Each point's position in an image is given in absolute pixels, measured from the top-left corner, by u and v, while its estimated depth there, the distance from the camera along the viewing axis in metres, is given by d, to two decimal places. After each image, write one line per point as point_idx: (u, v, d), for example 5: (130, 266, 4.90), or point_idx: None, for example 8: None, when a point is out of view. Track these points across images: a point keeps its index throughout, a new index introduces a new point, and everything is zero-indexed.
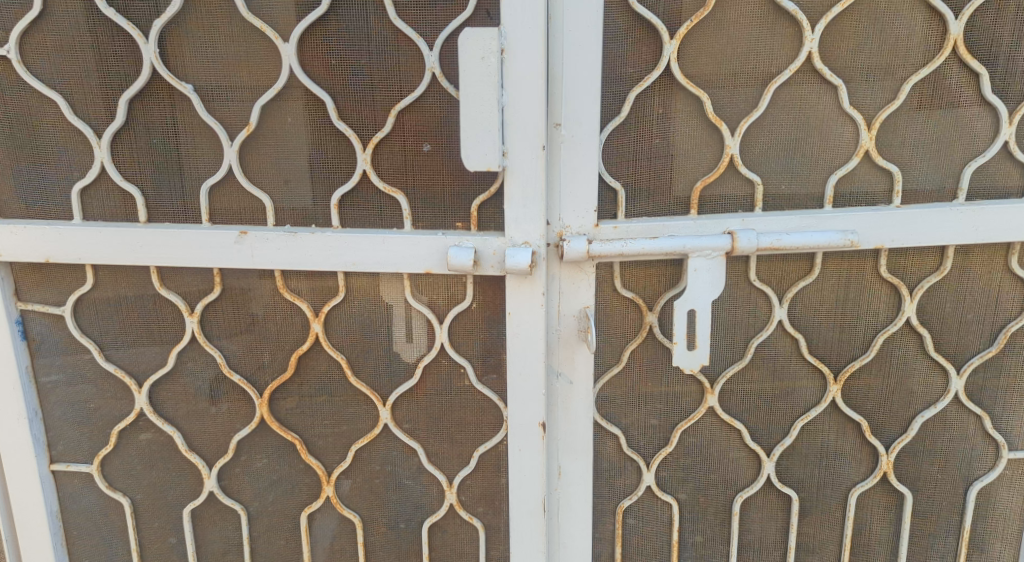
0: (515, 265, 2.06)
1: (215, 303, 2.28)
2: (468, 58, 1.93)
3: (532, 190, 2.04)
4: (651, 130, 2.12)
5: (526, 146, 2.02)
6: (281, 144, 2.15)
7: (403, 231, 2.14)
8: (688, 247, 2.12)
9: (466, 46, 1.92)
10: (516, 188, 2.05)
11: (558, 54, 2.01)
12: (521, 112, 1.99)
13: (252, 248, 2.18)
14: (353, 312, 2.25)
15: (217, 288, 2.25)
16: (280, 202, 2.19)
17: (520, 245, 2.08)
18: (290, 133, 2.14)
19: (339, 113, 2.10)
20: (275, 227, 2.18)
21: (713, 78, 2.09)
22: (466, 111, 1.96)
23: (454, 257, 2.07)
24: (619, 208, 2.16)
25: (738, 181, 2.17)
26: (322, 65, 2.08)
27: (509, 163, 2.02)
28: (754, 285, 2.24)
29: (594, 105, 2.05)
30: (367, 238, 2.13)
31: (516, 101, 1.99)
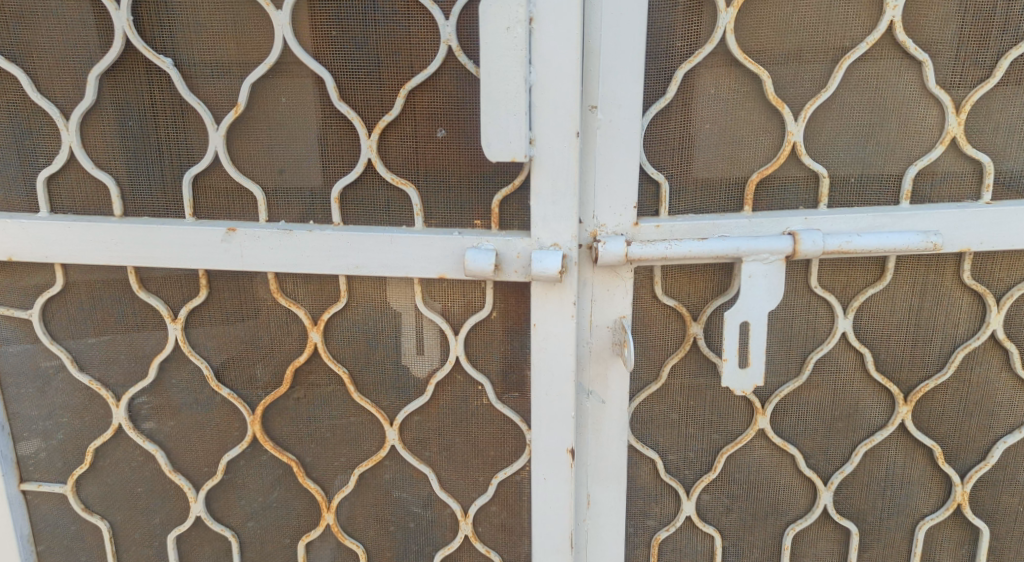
0: (543, 272, 1.77)
1: (201, 309, 2.01)
2: (491, 29, 1.63)
3: (564, 184, 1.76)
4: (700, 114, 1.84)
5: (558, 133, 1.72)
6: (274, 128, 1.87)
7: (414, 230, 1.86)
8: (743, 250, 1.84)
9: (488, 14, 1.62)
10: (544, 182, 1.76)
11: (596, 24, 1.71)
12: (552, 93, 1.69)
13: (241, 247, 1.90)
14: (357, 321, 1.98)
15: (202, 291, 1.98)
16: (274, 195, 1.91)
17: (548, 247, 1.80)
18: (284, 116, 1.86)
19: (340, 94, 1.81)
20: (268, 223, 1.91)
21: (775, 52, 1.79)
22: (488, 91, 1.66)
23: (472, 260, 1.79)
24: (662, 203, 1.88)
25: (801, 172, 1.87)
26: (321, 37, 1.79)
27: (537, 152, 1.73)
28: (815, 292, 1.95)
29: (637, 84, 1.75)
30: (373, 237, 1.85)
31: (547, 79, 1.69)
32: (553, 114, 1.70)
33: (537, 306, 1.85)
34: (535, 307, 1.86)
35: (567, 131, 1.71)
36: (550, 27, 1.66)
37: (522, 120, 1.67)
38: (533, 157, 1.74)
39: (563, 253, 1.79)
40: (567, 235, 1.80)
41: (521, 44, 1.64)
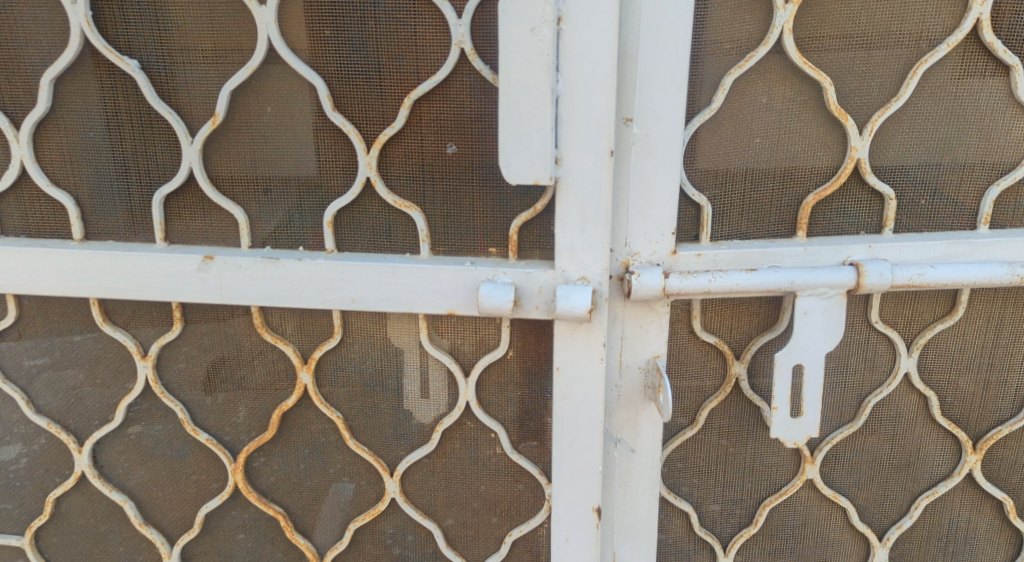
0: (569, 311, 1.53)
1: (175, 345, 1.76)
2: (512, 29, 1.38)
3: (595, 209, 1.51)
4: (750, 126, 1.59)
5: (588, 150, 1.47)
6: (257, 142, 1.62)
7: (419, 258, 1.62)
8: (798, 283, 1.60)
9: (509, 12, 1.37)
10: (572, 207, 1.51)
11: (633, 23, 1.46)
12: (583, 105, 1.44)
13: (219, 278, 1.65)
14: (353, 359, 1.74)
15: (176, 325, 1.72)
16: (258, 217, 1.66)
17: (575, 281, 1.55)
18: (269, 126, 1.60)
19: (334, 103, 1.56)
20: (251, 250, 1.66)
21: (840, 56, 1.55)
22: (508, 103, 1.41)
23: (487, 297, 1.54)
24: (704, 228, 1.64)
25: (864, 194, 1.63)
26: (311, 37, 1.53)
27: (564, 173, 1.48)
28: (875, 328, 1.71)
29: (680, 93, 1.50)
30: (372, 268, 1.61)
31: (578, 88, 1.43)
32: (583, 130, 1.45)
33: (560, 348, 1.60)
34: (558, 349, 1.61)
35: (599, 149, 1.46)
36: (582, 27, 1.40)
37: (548, 136, 1.43)
38: (559, 178, 1.49)
39: (592, 289, 1.54)
40: (597, 267, 1.55)
41: (548, 47, 1.39)
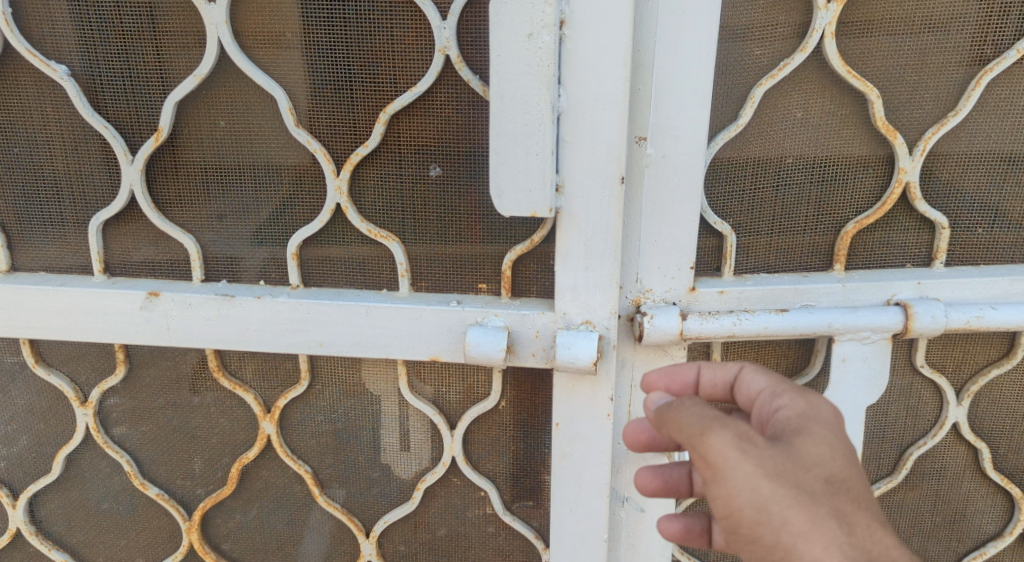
0: (571, 362, 1.31)
1: (119, 389, 1.53)
2: (505, 34, 1.15)
3: (602, 244, 1.29)
4: (783, 144, 1.37)
5: (595, 176, 1.25)
6: (210, 160, 1.38)
7: (397, 297, 1.40)
8: (836, 326, 1.38)
9: (502, 14, 1.14)
10: (574, 241, 1.29)
11: (649, 27, 1.24)
12: (589, 123, 1.22)
13: (166, 316, 1.41)
14: (324, 406, 1.52)
15: (120, 369, 1.50)
16: (211, 246, 1.43)
17: (578, 326, 1.34)
18: (222, 143, 1.37)
19: (298, 118, 1.33)
20: (203, 285, 1.43)
21: (891, 63, 1.33)
22: (501, 122, 1.19)
23: (475, 344, 1.32)
24: (727, 260, 1.42)
25: (911, 221, 1.42)
26: (270, 41, 1.30)
27: (566, 203, 1.26)
28: (921, 373, 1.50)
29: (704, 108, 1.28)
30: (343, 307, 1.39)
31: (583, 104, 1.21)
32: (590, 153, 1.23)
33: (560, 400, 1.39)
34: (557, 402, 1.39)
35: (608, 175, 1.24)
36: (589, 32, 1.18)
37: (549, 161, 1.21)
38: (561, 209, 1.27)
39: (598, 335, 1.32)
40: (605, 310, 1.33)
41: (548, 56, 1.16)
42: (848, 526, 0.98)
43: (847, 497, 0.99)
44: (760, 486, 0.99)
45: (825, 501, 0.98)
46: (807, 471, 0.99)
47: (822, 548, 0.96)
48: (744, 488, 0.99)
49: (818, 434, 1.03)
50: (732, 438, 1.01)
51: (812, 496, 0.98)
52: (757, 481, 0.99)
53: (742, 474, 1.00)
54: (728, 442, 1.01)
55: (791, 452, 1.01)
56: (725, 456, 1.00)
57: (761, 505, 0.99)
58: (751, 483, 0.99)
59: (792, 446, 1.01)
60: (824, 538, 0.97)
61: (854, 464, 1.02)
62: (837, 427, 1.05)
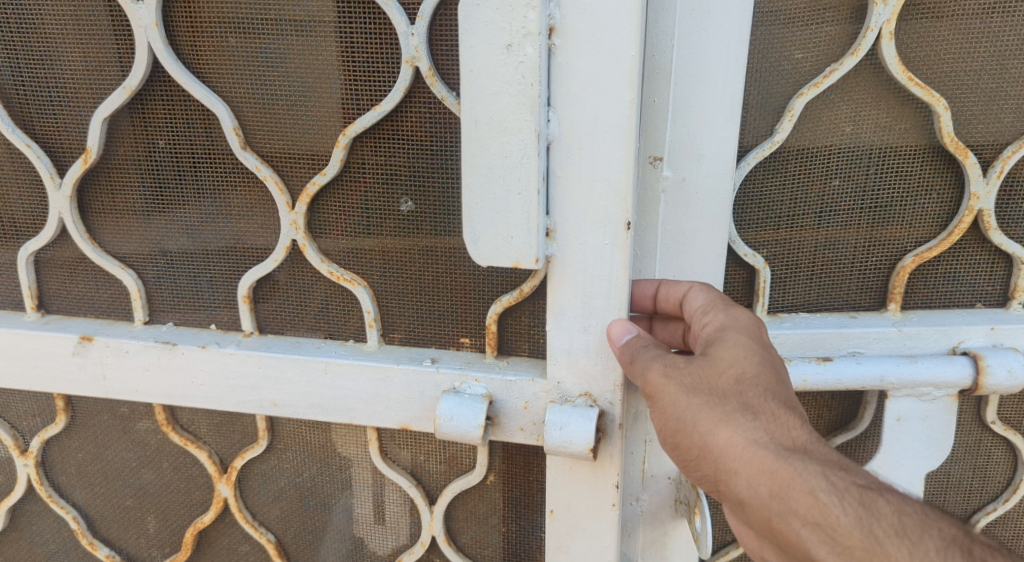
0: (563, 445, 1.10)
1: (63, 439, 1.37)
2: (478, 47, 0.95)
3: (603, 300, 1.08)
4: (829, 164, 1.15)
5: (594, 219, 1.03)
6: (148, 183, 1.19)
7: (365, 351, 1.21)
8: (889, 380, 1.16)
9: (474, 21, 0.95)
10: (568, 297, 1.08)
11: (665, 26, 1.04)
12: (585, 154, 1.01)
13: (102, 364, 1.24)
14: (287, 470, 1.34)
15: (59, 418, 1.34)
16: (155, 285, 1.25)
17: (575, 399, 1.13)
18: (162, 165, 1.18)
19: (244, 142, 1.14)
20: (146, 328, 1.26)
21: (962, 69, 1.10)
22: (474, 152, 0.99)
23: (449, 415, 1.12)
24: (759, 297, 1.20)
25: (985, 254, 1.19)
26: (210, 48, 1.11)
27: (559, 249, 1.06)
28: (992, 430, 1.27)
29: (733, 121, 1.07)
30: (299, 364, 1.20)
31: (579, 130, 1.00)
32: (586, 192, 1.02)
33: (555, 485, 1.19)
34: (551, 485, 1.19)
35: (611, 219, 1.03)
36: (585, 41, 0.97)
37: (534, 201, 1.00)
38: (553, 257, 1.06)
39: (598, 412, 1.11)
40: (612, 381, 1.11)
41: (534, 70, 0.96)
42: (757, 417, 0.94)
43: (757, 391, 0.95)
44: (679, 400, 0.96)
45: (736, 400, 0.95)
46: (720, 375, 0.96)
47: (730, 438, 0.94)
48: (668, 404, 0.97)
49: (734, 340, 0.99)
50: (657, 364, 0.99)
51: (726, 399, 0.95)
52: (677, 397, 0.97)
53: (665, 394, 0.97)
54: (654, 371, 0.99)
55: (707, 362, 0.98)
56: (652, 382, 0.99)
57: (678, 416, 0.96)
58: (672, 398, 0.97)
59: (708, 357, 0.98)
60: (730, 429, 0.94)
61: (773, 359, 0.98)
62: (756, 333, 1.00)
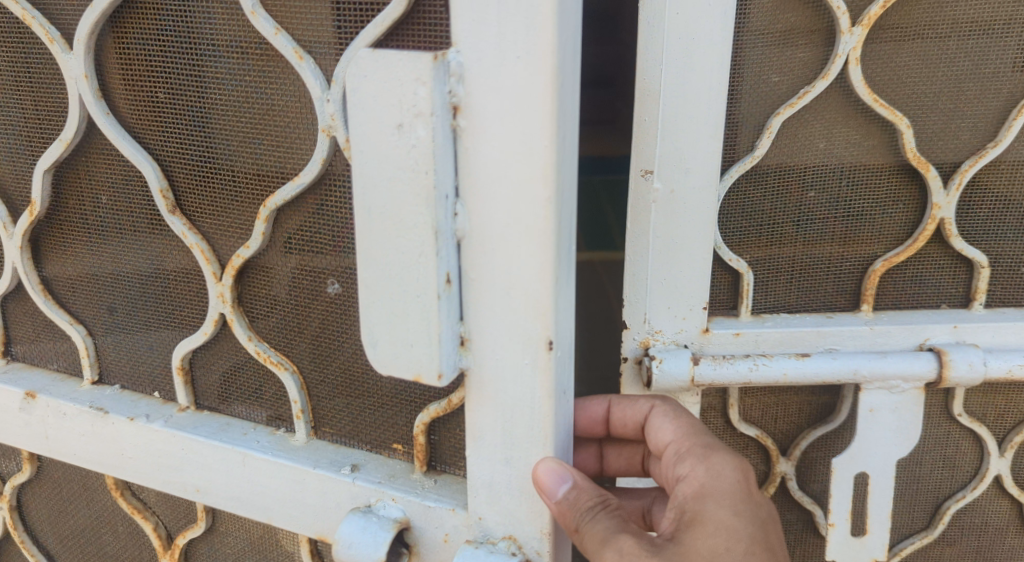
0: None
1: (32, 487, 1.53)
2: (370, 127, 0.92)
3: (525, 418, 1.04)
4: (804, 176, 1.27)
5: (507, 325, 0.99)
6: (92, 236, 1.29)
7: (288, 447, 1.26)
8: (861, 374, 1.27)
9: (365, 101, 0.91)
10: (490, 420, 1.06)
11: (656, 52, 1.16)
12: (499, 257, 0.96)
13: (44, 423, 1.38)
14: (229, 554, 1.44)
15: (26, 468, 1.50)
16: (105, 342, 1.37)
17: (493, 540, 1.11)
18: (106, 219, 1.26)
19: (173, 206, 1.20)
20: (92, 389, 1.38)
21: (921, 92, 1.22)
22: (370, 251, 0.97)
23: (356, 547, 1.12)
24: (744, 300, 1.31)
25: (948, 258, 1.30)
26: (141, 104, 1.17)
27: (474, 361, 1.03)
28: (959, 422, 1.38)
29: (715, 140, 1.20)
30: (220, 456, 1.27)
31: (489, 227, 0.96)
32: (499, 295, 0.98)
33: None
34: None
35: (531, 334, 0.99)
36: (491, 124, 0.91)
37: (435, 308, 0.96)
38: (469, 369, 1.03)
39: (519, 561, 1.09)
40: (537, 510, 1.08)
41: (427, 153, 0.90)
42: None
43: None
44: None
45: None
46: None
47: None
48: None
49: (715, 522, 1.04)
50: (619, 544, 1.02)
51: None
52: None
53: None
54: (614, 552, 1.01)
55: (679, 548, 1.02)
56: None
57: None
58: None
59: (684, 541, 1.03)
60: None
61: (759, 537, 1.04)
62: (738, 496, 1.06)
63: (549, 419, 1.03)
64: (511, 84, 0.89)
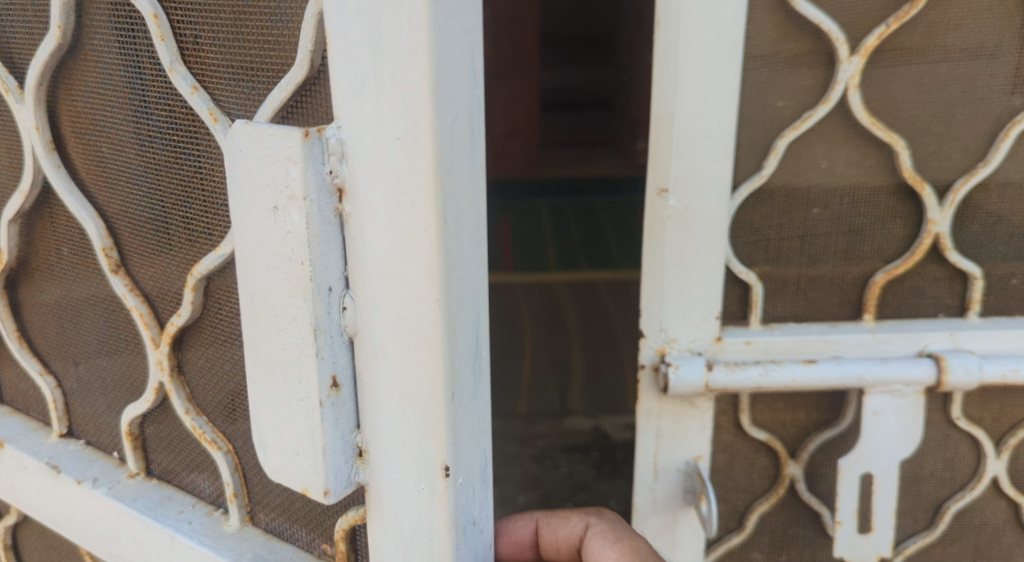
0: None
1: (23, 528, 1.66)
2: (253, 216, 0.92)
3: (424, 548, 1.02)
4: (807, 195, 1.37)
5: (400, 439, 0.97)
6: (63, 287, 1.37)
7: (216, 531, 1.29)
8: (866, 378, 1.34)
9: (243, 193, 0.92)
10: (390, 542, 1.05)
11: (670, 80, 1.25)
12: (393, 359, 0.93)
13: (10, 470, 1.50)
14: None
15: (12, 512, 1.63)
16: (72, 396, 1.47)
17: None
18: (68, 267, 1.34)
19: (116, 264, 1.24)
20: (59, 443, 1.49)
21: (914, 115, 1.31)
22: (255, 346, 0.98)
23: None
24: (754, 310, 1.41)
25: (944, 272, 1.39)
26: (89, 158, 1.20)
27: (371, 474, 1.03)
28: (957, 426, 1.46)
29: (725, 160, 1.30)
30: (150, 534, 1.31)
31: (377, 329, 0.93)
32: (388, 395, 0.95)
33: None
34: None
35: (427, 456, 0.96)
36: (375, 213, 0.88)
37: (319, 417, 0.96)
38: (366, 481, 1.03)
39: None
40: None
41: (300, 236, 0.88)
42: None
43: None
44: None
45: None
46: None
47: None
48: None
49: None
50: None
51: None
52: None
53: None
54: None
55: None
56: None
57: None
58: None
59: None
60: None
61: None
62: None
63: (447, 554, 1.01)
64: (393, 169, 0.86)
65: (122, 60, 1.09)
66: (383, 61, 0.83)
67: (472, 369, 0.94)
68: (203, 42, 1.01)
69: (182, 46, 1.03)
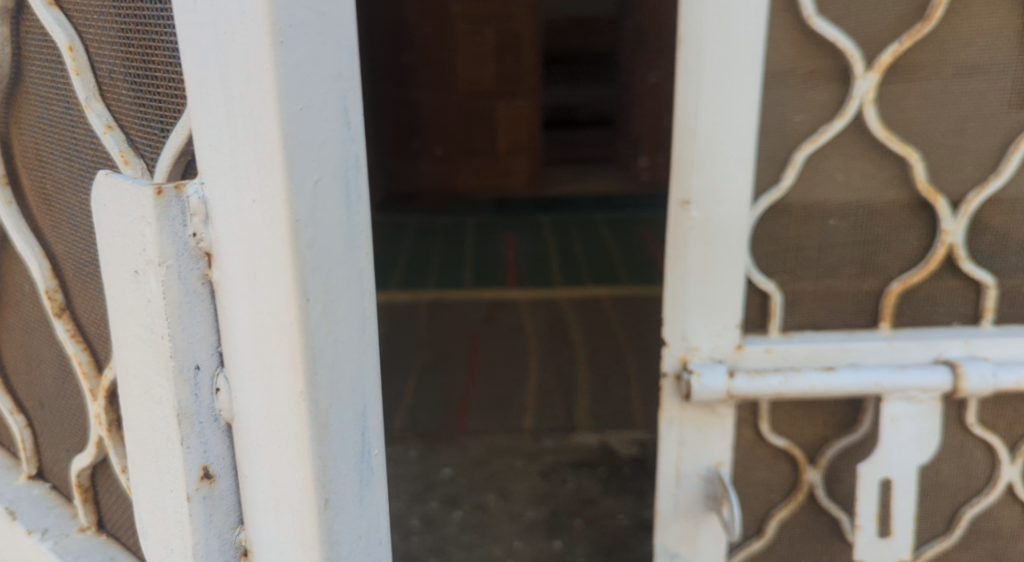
0: None
1: None
2: (121, 283, 0.99)
3: None
4: (824, 205, 1.40)
5: (274, 525, 1.03)
6: (33, 332, 1.45)
7: None
8: (884, 385, 1.37)
9: (115, 259, 0.99)
10: None
11: (692, 97, 1.31)
12: (261, 445, 1.00)
13: None
14: None
15: None
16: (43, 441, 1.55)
17: None
18: (32, 308, 1.43)
19: (60, 308, 1.31)
20: (26, 489, 1.57)
21: (928, 129, 1.36)
22: (135, 416, 1.05)
23: None
24: (773, 319, 1.44)
25: (959, 281, 1.42)
26: (41, 200, 1.28)
27: None
28: (972, 432, 1.49)
29: (745, 172, 1.34)
30: None
31: (248, 417, 1.00)
32: (262, 468, 1.01)
33: None
34: None
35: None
36: (238, 298, 0.96)
37: (194, 510, 1.02)
38: None
39: None
40: None
41: (158, 303, 0.94)
42: None
43: None
44: None
45: None
46: None
47: None
48: None
49: None
50: None
51: None
52: None
53: None
54: None
55: None
56: None
57: None
58: None
59: None
60: None
61: None
62: None
63: None
64: (255, 248, 0.93)
65: (56, 101, 1.16)
66: (234, 115, 0.90)
67: (353, 432, 1.02)
68: (116, 80, 1.06)
69: (98, 83, 1.08)
